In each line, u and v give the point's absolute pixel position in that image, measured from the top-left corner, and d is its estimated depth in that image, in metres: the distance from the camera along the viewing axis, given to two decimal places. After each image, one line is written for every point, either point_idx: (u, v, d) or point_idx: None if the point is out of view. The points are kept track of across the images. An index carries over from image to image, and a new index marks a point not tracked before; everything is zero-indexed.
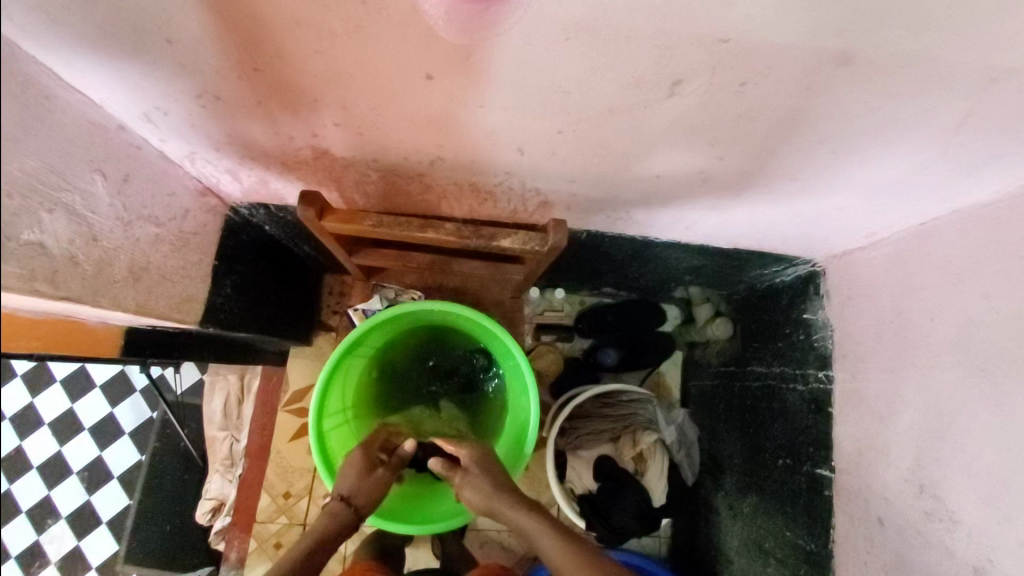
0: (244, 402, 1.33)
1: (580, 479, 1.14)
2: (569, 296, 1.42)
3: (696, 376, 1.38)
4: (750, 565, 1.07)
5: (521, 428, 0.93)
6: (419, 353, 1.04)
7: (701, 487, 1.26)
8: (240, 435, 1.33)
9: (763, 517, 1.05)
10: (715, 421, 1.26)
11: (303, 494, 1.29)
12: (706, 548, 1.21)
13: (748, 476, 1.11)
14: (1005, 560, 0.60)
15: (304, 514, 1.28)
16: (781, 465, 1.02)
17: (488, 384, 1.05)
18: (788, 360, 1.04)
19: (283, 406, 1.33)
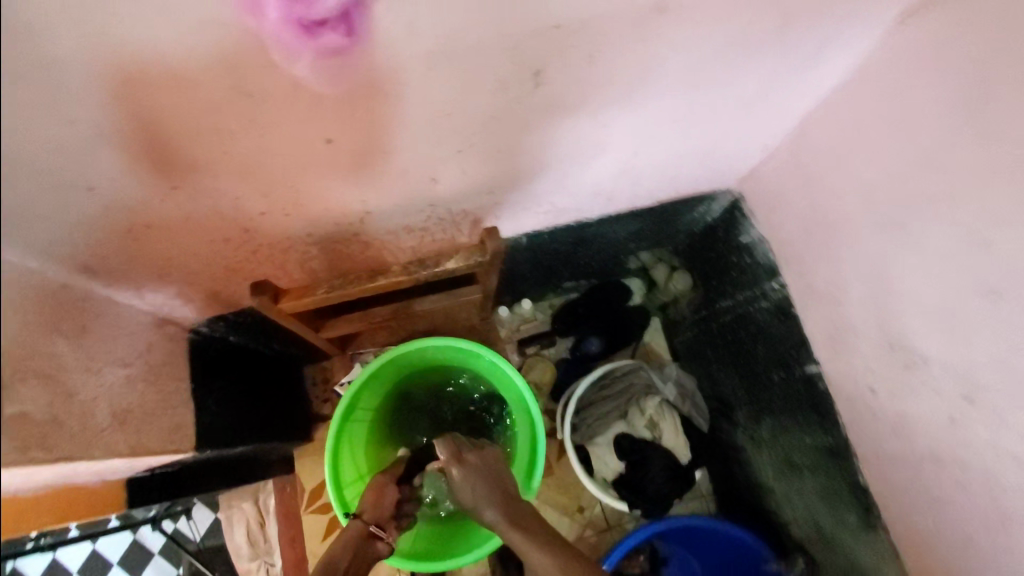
0: (266, 523, 1.33)
1: (607, 465, 1.17)
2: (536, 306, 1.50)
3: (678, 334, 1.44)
4: (789, 485, 1.10)
5: (525, 466, 0.94)
6: (417, 405, 1.05)
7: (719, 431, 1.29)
8: (273, 558, 1.32)
9: (782, 434, 1.09)
10: (708, 366, 1.30)
11: None
12: (746, 486, 1.23)
13: (755, 403, 1.16)
14: (982, 376, 0.66)
15: None
16: (778, 379, 1.07)
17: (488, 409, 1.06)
18: (744, 284, 1.11)
19: (305, 509, 1.34)
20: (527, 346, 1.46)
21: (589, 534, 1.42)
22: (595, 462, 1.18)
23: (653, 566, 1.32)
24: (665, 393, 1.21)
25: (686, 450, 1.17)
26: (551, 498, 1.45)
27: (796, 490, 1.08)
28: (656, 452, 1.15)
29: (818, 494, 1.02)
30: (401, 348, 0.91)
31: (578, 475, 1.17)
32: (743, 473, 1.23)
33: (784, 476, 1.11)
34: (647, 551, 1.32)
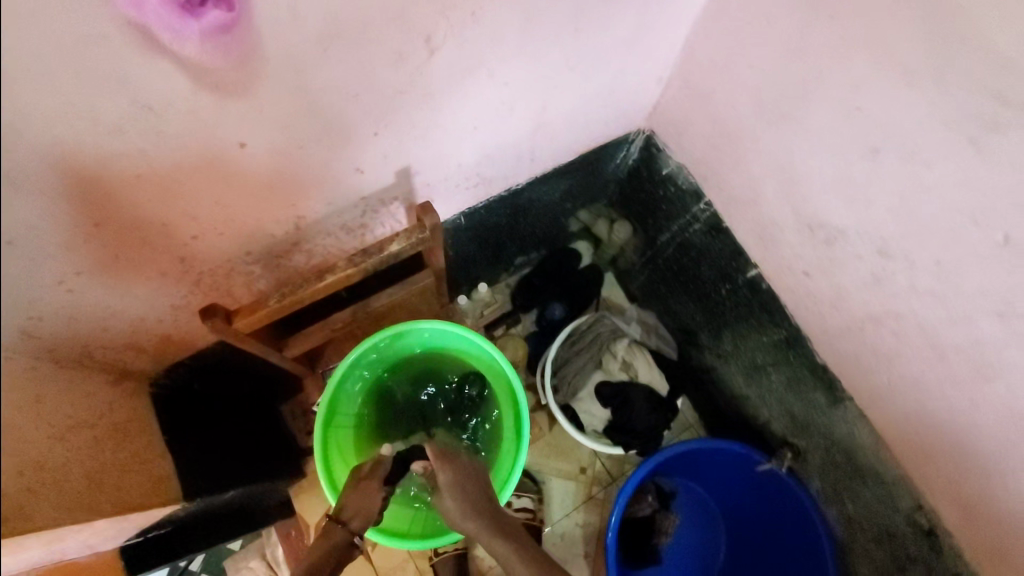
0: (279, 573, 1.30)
1: (594, 415, 1.22)
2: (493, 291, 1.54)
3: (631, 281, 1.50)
4: (761, 388, 1.16)
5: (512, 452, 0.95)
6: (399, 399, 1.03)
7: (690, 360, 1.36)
8: None
9: (744, 342, 1.15)
10: (665, 301, 1.36)
11: None
12: (723, 402, 1.30)
13: (714, 322, 1.22)
14: (889, 228, 0.73)
15: None
16: (727, 292, 1.13)
17: None
18: (675, 213, 1.17)
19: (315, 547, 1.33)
20: (495, 329, 1.49)
21: (593, 489, 1.47)
22: (582, 417, 1.22)
23: (661, 503, 1.39)
24: (630, 334, 1.28)
25: (661, 380, 1.23)
26: (550, 465, 1.48)
27: (766, 390, 1.15)
28: (636, 390, 1.19)
29: (785, 387, 1.09)
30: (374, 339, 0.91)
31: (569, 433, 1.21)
32: (717, 390, 1.30)
33: (753, 381, 1.18)
34: (651, 489, 1.38)
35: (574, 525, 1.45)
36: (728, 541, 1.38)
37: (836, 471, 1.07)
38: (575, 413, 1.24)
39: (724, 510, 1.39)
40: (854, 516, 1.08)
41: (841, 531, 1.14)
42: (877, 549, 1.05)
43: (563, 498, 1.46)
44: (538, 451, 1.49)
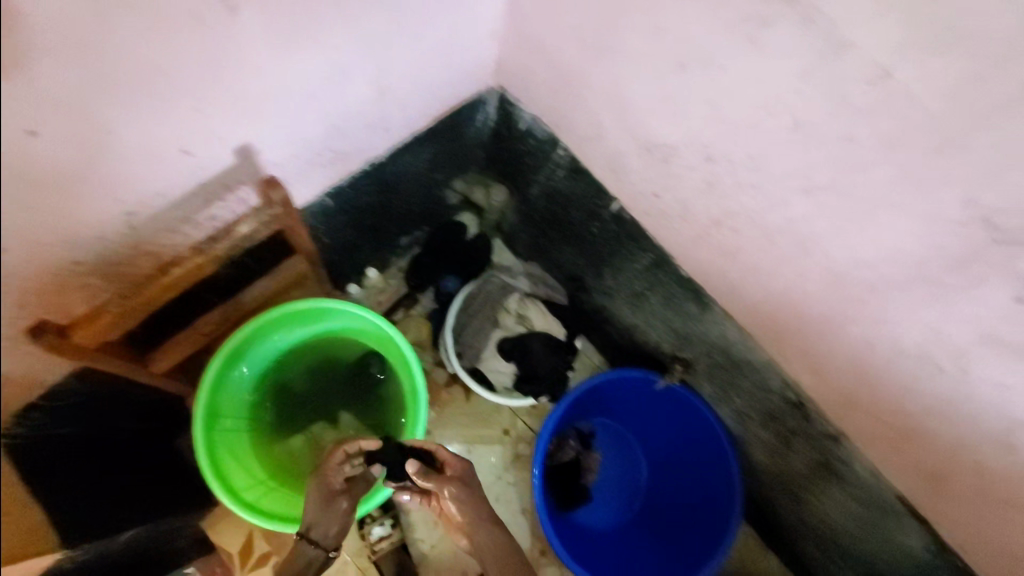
0: None
1: (500, 371, 1.26)
2: (385, 280, 1.53)
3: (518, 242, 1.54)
4: (645, 313, 1.25)
5: (409, 424, 0.92)
6: (296, 384, 1.00)
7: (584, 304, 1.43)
8: None
9: (623, 274, 1.23)
10: (551, 254, 1.42)
11: None
12: (619, 335, 1.39)
13: (595, 262, 1.29)
14: (708, 135, 0.81)
15: None
16: (598, 230, 1.20)
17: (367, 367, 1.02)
18: (538, 165, 1.22)
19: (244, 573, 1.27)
20: (395, 314, 1.52)
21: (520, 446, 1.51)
22: (489, 375, 1.27)
23: (583, 444, 1.46)
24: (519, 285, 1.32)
25: (558, 323, 1.29)
26: (474, 434, 1.51)
27: (649, 314, 1.24)
28: (534, 337, 1.25)
29: (664, 307, 1.18)
30: (231, 342, 0.84)
31: (482, 393, 1.25)
32: (611, 326, 1.39)
33: (637, 310, 1.26)
34: (572, 432, 1.45)
35: (508, 485, 1.48)
36: (648, 465, 1.49)
37: (720, 372, 1.18)
38: (483, 374, 1.28)
39: (640, 437, 1.49)
40: (742, 408, 1.21)
41: (736, 425, 1.28)
42: (765, 431, 1.19)
43: (492, 462, 1.49)
44: (460, 424, 1.51)
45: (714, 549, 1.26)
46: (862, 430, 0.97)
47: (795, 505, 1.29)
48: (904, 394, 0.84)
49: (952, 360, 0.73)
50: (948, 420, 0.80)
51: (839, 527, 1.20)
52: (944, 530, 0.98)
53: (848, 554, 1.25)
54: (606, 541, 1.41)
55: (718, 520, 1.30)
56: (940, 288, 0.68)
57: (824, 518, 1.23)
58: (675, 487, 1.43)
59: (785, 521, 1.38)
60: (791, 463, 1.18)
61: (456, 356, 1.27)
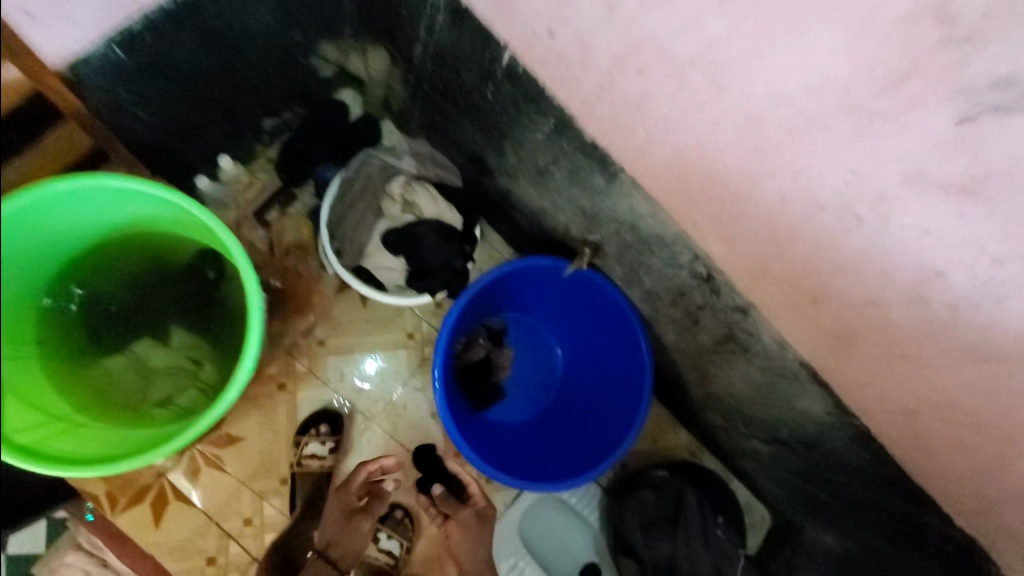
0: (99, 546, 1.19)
1: (389, 269, 1.11)
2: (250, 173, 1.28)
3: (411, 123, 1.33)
4: (551, 192, 1.11)
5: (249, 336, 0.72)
6: (109, 290, 0.82)
7: (489, 190, 1.28)
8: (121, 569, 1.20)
9: (522, 147, 1.06)
10: (445, 132, 1.22)
11: (229, 534, 1.25)
12: (529, 219, 1.28)
13: (491, 136, 1.11)
14: None
15: (252, 539, 1.26)
16: (489, 92, 1.00)
17: (201, 271, 0.84)
18: (414, 11, 0.99)
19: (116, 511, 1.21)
20: (266, 213, 1.28)
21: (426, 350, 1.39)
22: (377, 274, 1.12)
23: (494, 342, 1.40)
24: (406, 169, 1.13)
25: (451, 210, 1.12)
26: (374, 341, 1.38)
27: (555, 193, 1.10)
28: (423, 226, 1.09)
29: (568, 183, 1.05)
30: None
31: (369, 294, 1.10)
32: (519, 208, 1.26)
33: (541, 190, 1.14)
34: (481, 331, 1.39)
35: (415, 391, 1.38)
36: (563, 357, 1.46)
37: (630, 250, 1.09)
38: (370, 274, 1.12)
39: (554, 330, 1.45)
40: (652, 288, 1.14)
41: (646, 306, 1.24)
42: (675, 310, 1.14)
43: (396, 368, 1.38)
44: (357, 330, 1.38)
45: (623, 433, 1.24)
46: (769, 298, 0.92)
47: (703, 380, 1.30)
48: (812, 254, 0.77)
49: (870, 210, 0.65)
50: (856, 277, 0.74)
51: (743, 396, 1.21)
52: (839, 389, 0.99)
53: (751, 421, 1.28)
54: (520, 434, 1.39)
55: (627, 404, 1.28)
56: (869, 116, 0.57)
57: (730, 389, 1.23)
58: (588, 377, 1.39)
59: (695, 395, 1.39)
60: (701, 340, 1.15)
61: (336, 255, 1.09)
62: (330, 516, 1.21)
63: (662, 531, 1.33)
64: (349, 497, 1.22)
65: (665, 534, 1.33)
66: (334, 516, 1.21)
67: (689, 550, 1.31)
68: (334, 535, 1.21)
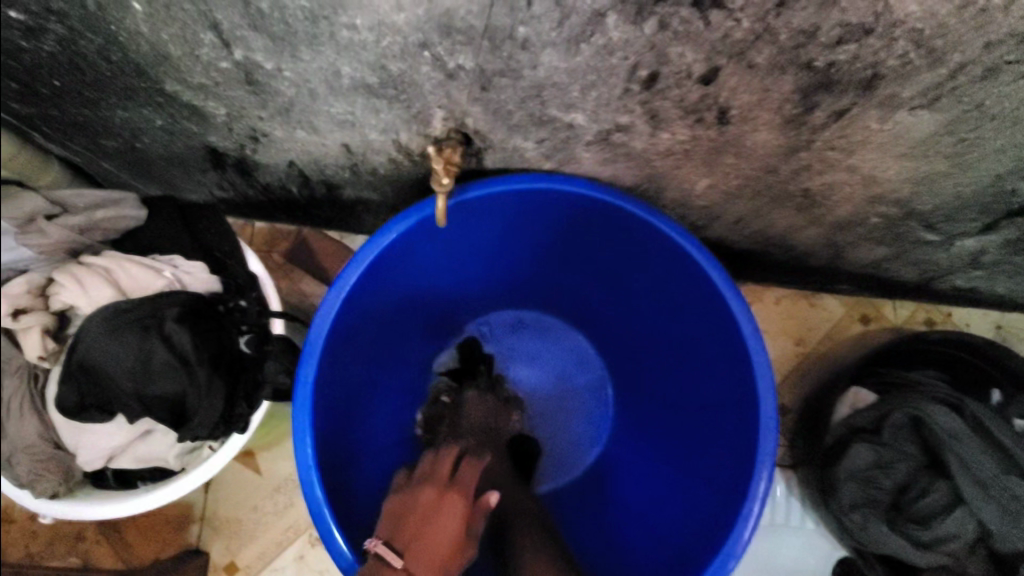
0: None
1: (118, 445, 0.55)
2: None
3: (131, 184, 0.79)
4: (317, 99, 0.55)
5: None
6: None
7: (284, 182, 0.74)
8: None
9: (194, 61, 0.51)
10: (143, 150, 0.68)
11: None
12: (361, 183, 0.72)
13: (164, 96, 0.57)
14: None
15: None
16: (43, 9, 0.46)
17: None
18: None
19: None
20: None
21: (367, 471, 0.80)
22: (120, 463, 0.55)
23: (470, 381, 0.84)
24: (19, 264, 0.53)
25: (144, 265, 0.55)
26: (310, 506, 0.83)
27: (323, 100, 0.55)
28: (105, 335, 0.50)
29: (291, 57, 0.49)
30: None
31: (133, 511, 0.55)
32: (336, 175, 0.71)
33: (303, 114, 0.58)
34: (440, 383, 0.82)
35: None
36: (589, 336, 0.87)
37: (496, 85, 0.50)
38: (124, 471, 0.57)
39: (550, 308, 0.86)
40: (599, 122, 0.54)
41: (626, 167, 0.63)
42: (671, 128, 0.54)
43: None
44: (275, 511, 0.83)
45: (740, 394, 0.62)
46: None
47: (811, 215, 0.67)
48: None
49: None
50: None
51: (901, 181, 0.58)
52: None
53: (940, 215, 0.64)
54: (604, 491, 0.80)
55: (707, 340, 0.67)
56: None
57: (870, 188, 0.60)
58: (629, 334, 0.80)
59: (814, 246, 0.76)
60: (758, 136, 0.53)
61: (24, 489, 0.54)
62: (444, 525, 0.53)
63: (934, 483, 0.67)
64: (459, 481, 0.59)
65: (939, 487, 0.67)
66: (447, 522, 0.53)
67: (1003, 495, 0.63)
68: (432, 534, 0.52)
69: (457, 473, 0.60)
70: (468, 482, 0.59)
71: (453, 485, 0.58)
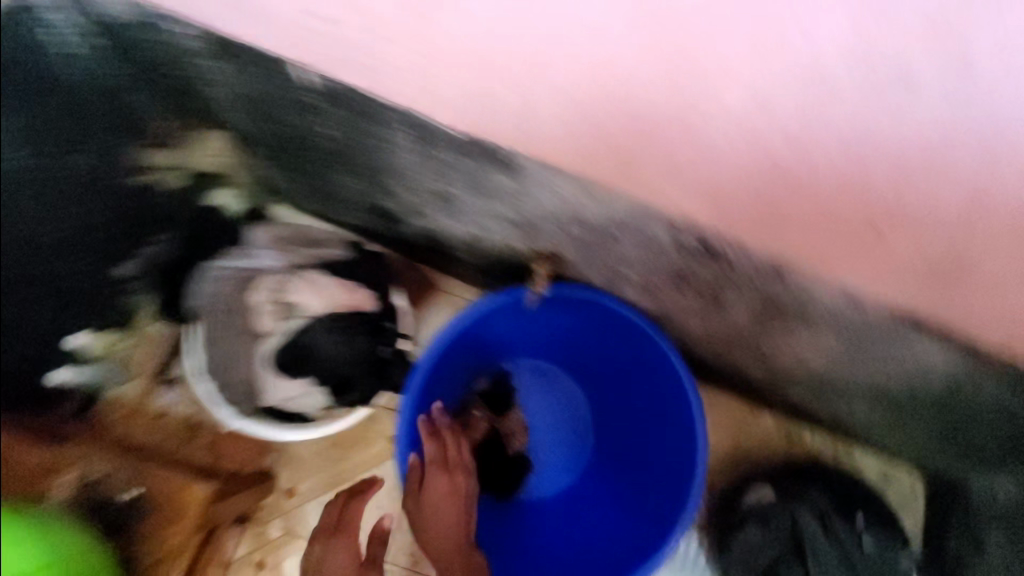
0: None
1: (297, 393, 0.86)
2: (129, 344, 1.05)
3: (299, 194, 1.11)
4: (469, 211, 0.86)
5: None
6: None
7: (412, 233, 1.04)
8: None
9: (407, 176, 0.82)
10: (330, 188, 0.99)
11: None
12: (468, 251, 1.02)
13: (373, 177, 0.88)
14: None
15: None
16: (333, 130, 0.77)
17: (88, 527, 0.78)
18: (206, 77, 0.77)
19: None
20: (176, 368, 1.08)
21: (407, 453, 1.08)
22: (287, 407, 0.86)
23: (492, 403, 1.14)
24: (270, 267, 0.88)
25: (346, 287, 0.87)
26: (357, 463, 1.12)
27: (474, 213, 0.86)
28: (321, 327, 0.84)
29: (470, 195, 0.80)
30: None
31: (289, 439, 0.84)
32: (452, 241, 1.01)
33: (456, 212, 0.89)
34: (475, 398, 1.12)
35: None
36: (586, 390, 1.17)
37: (592, 247, 0.82)
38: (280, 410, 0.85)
39: (568, 367, 1.17)
40: (641, 276, 0.85)
41: (648, 298, 0.94)
42: (683, 294, 0.85)
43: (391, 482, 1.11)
44: (332, 458, 1.12)
45: (684, 469, 0.93)
46: (822, 259, 0.62)
47: (762, 359, 0.98)
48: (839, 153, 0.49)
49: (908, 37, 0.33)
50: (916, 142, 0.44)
51: (820, 361, 0.89)
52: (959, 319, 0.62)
53: (844, 390, 0.96)
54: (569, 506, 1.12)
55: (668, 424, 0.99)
56: None
57: (800, 358, 0.91)
58: (615, 398, 1.12)
59: (761, 377, 1.07)
60: (735, 312, 0.84)
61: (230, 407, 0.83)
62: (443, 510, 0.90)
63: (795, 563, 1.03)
64: (441, 459, 0.91)
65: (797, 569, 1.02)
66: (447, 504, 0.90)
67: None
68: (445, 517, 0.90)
69: (437, 447, 0.92)
70: (447, 454, 0.92)
71: (435, 463, 0.91)
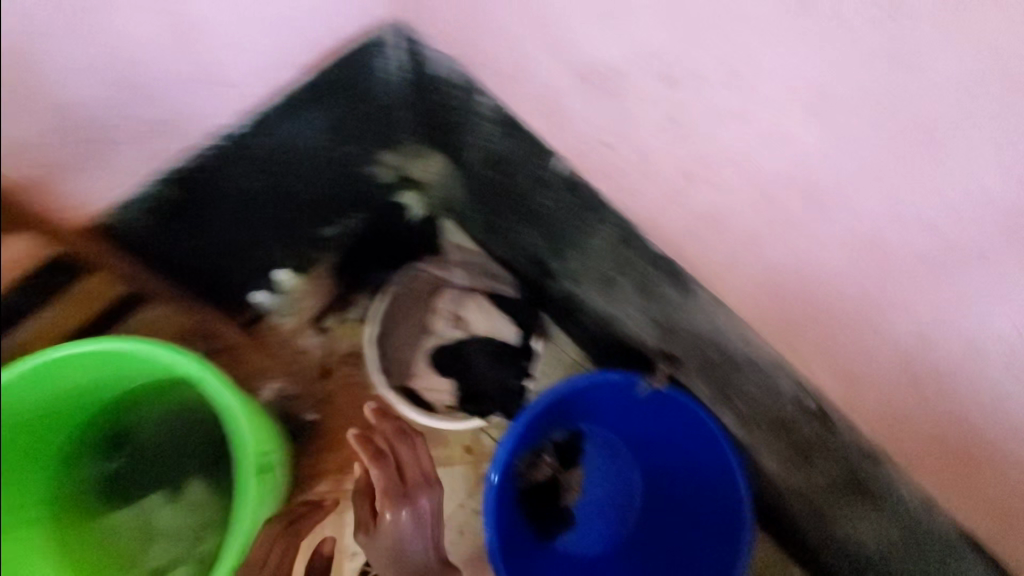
0: None
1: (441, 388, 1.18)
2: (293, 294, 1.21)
3: (471, 224, 1.24)
4: (621, 301, 1.02)
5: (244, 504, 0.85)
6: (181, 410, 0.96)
7: (555, 294, 1.21)
8: None
9: (587, 255, 0.99)
10: (505, 233, 1.17)
11: None
12: (597, 327, 1.17)
13: (555, 243, 1.05)
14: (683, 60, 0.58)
15: None
16: (550, 200, 0.95)
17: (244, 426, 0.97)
18: (474, 123, 0.96)
19: None
20: (324, 319, 1.25)
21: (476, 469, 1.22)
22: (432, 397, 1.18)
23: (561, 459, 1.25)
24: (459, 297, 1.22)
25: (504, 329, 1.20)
26: None
27: (626, 304, 1.01)
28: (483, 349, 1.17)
29: (633, 291, 0.96)
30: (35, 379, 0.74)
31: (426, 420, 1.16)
32: (588, 314, 1.17)
33: (609, 297, 1.05)
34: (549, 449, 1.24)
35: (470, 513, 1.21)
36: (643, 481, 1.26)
37: (715, 370, 0.95)
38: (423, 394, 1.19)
39: (636, 454, 1.27)
40: (746, 409, 0.97)
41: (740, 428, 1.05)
42: (777, 439, 0.96)
43: (451, 487, 1.22)
44: None
45: None
46: (918, 462, 0.74)
47: (820, 524, 1.05)
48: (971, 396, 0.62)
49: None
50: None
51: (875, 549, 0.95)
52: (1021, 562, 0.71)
53: None
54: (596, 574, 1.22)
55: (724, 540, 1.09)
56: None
57: (858, 539, 0.98)
58: (673, 498, 1.22)
59: (811, 539, 1.13)
60: (816, 474, 0.93)
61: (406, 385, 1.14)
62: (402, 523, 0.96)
63: None
64: (388, 467, 0.98)
65: None
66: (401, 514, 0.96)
67: None
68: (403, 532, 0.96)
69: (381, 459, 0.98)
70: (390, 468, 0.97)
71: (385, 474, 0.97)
